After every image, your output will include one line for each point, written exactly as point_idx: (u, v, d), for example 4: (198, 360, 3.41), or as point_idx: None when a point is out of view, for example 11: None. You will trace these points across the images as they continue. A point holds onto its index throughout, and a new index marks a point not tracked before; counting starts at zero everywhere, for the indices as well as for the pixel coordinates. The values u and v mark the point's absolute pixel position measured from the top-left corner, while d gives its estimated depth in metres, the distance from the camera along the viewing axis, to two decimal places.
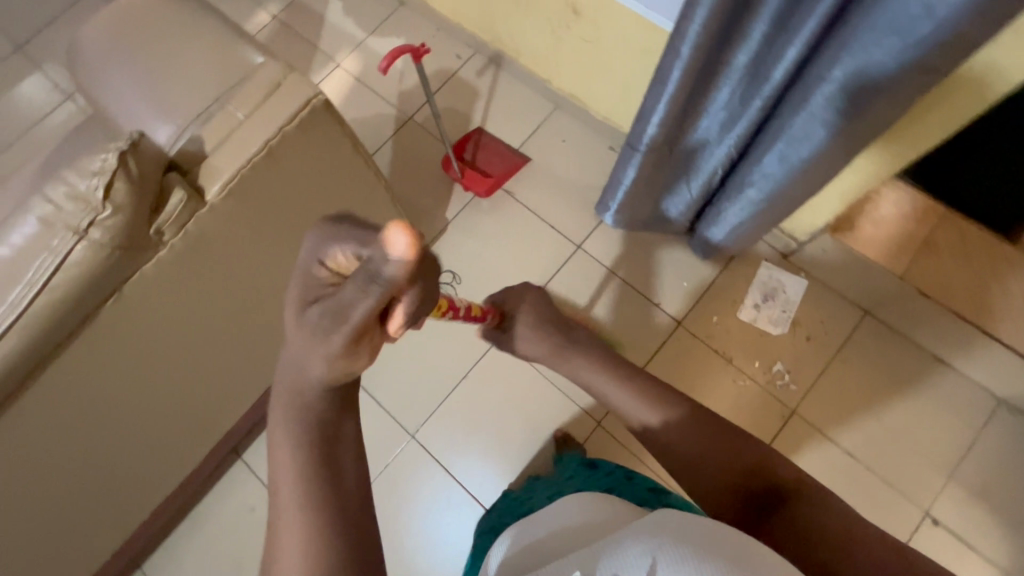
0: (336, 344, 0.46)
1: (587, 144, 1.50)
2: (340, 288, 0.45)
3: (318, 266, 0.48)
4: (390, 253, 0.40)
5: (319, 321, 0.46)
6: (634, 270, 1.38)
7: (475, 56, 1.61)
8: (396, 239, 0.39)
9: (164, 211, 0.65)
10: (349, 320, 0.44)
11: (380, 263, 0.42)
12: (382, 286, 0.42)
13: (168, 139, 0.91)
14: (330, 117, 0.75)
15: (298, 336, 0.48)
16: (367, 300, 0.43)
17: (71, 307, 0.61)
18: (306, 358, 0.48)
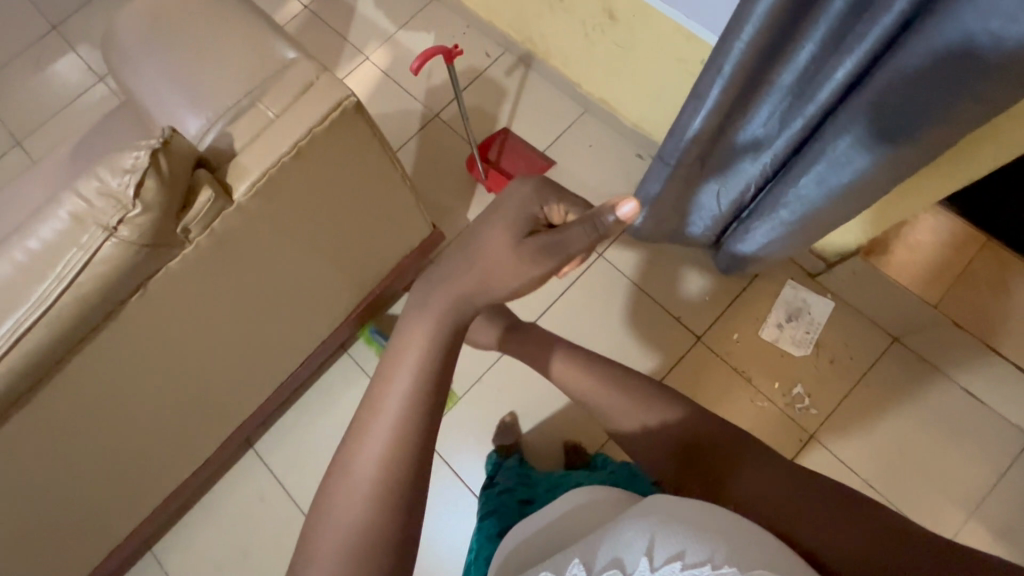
0: (548, 267, 0.67)
1: (614, 150, 1.47)
2: (564, 229, 0.67)
3: (538, 213, 0.70)
4: (622, 212, 0.65)
5: (540, 250, 0.67)
6: (655, 282, 1.35)
7: (505, 55, 1.59)
8: (629, 205, 0.64)
9: (191, 209, 0.65)
10: (565, 251, 0.67)
11: (606, 219, 0.66)
12: (599, 234, 0.67)
13: (197, 131, 0.91)
14: (360, 119, 0.74)
15: (512, 257, 0.67)
16: (582, 237, 0.67)
17: (97, 302, 0.61)
18: (506, 274, 0.67)
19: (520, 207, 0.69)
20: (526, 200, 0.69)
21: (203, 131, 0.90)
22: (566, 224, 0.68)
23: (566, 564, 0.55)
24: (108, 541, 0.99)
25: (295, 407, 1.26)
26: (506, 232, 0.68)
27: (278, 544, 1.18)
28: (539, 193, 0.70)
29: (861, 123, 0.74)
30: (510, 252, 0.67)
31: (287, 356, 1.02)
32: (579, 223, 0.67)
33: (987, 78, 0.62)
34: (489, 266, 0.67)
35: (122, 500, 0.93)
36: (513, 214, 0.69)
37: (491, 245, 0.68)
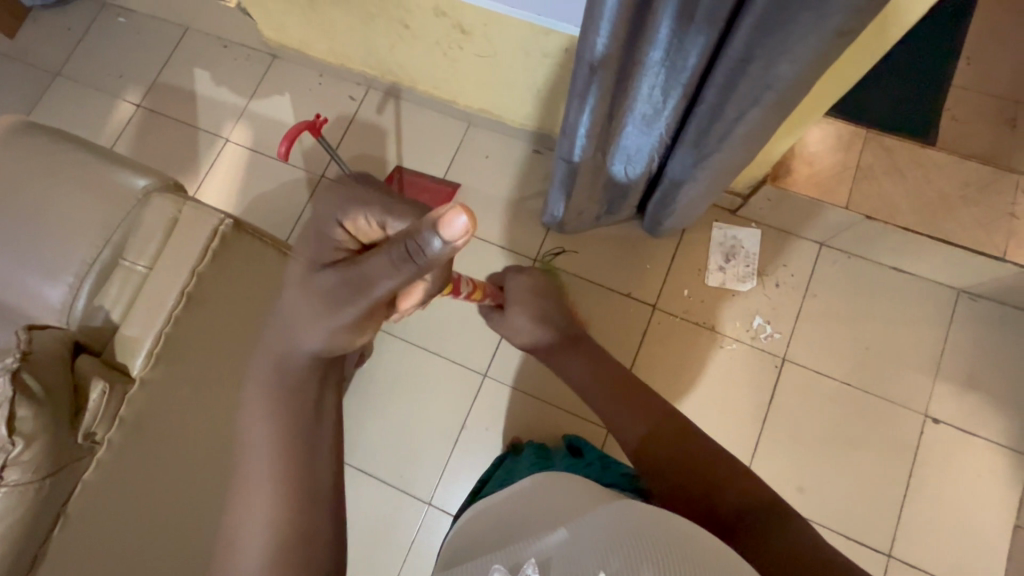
0: (350, 312, 0.52)
1: (512, 154, 1.45)
2: (363, 262, 0.51)
3: (337, 233, 0.57)
4: (441, 232, 0.46)
5: (332, 287, 0.52)
6: (596, 266, 1.35)
7: (370, 93, 1.52)
8: (456, 218, 0.45)
9: (87, 411, 0.62)
10: (367, 290, 0.50)
11: (418, 245, 0.48)
12: (414, 263, 0.48)
13: (37, 294, 0.77)
14: (242, 236, 0.73)
15: (304, 303, 0.53)
16: (389, 269, 0.49)
17: (14, 551, 0.55)
18: (303, 326, 0.53)
19: (325, 228, 0.57)
20: (326, 217, 0.57)
21: (42, 291, 0.77)
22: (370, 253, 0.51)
23: (522, 563, 0.50)
24: None
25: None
26: (302, 266, 0.55)
27: None
28: (348, 203, 0.58)
29: (740, 81, 0.76)
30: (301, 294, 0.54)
31: None
32: (387, 250, 0.49)
33: (839, 17, 0.63)
34: (285, 318, 0.55)
35: None
36: (315, 242, 0.57)
37: (292, 284, 0.56)
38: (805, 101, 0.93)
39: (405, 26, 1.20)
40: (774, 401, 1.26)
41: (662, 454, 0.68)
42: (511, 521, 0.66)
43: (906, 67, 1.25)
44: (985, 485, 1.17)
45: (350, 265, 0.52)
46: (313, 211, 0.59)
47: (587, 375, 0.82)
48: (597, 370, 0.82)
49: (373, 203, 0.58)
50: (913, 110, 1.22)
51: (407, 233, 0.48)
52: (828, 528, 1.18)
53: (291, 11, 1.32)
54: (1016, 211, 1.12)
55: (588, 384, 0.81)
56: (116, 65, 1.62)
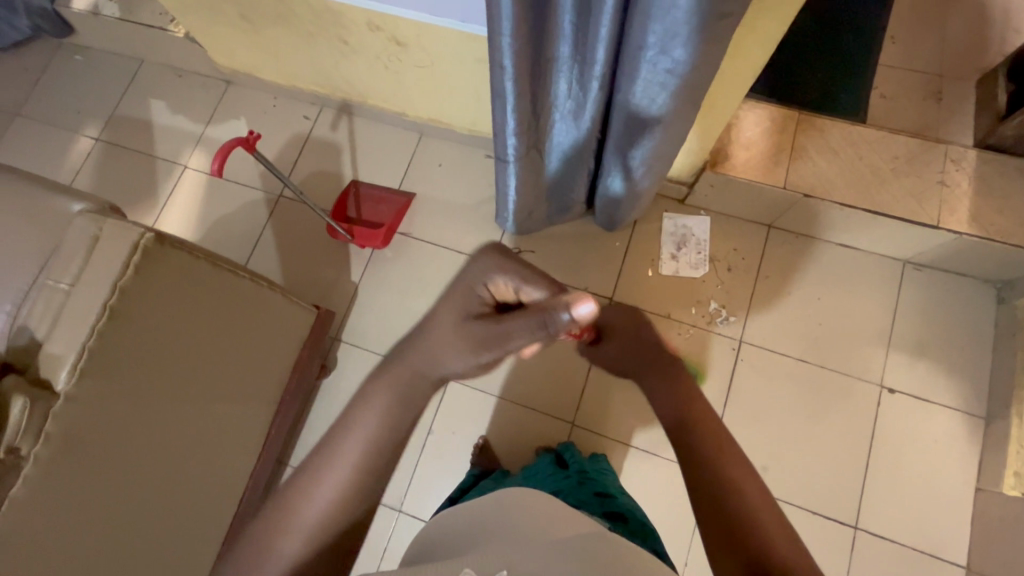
0: (484, 356, 0.61)
1: (464, 160, 1.48)
2: (510, 320, 0.61)
3: (482, 288, 0.65)
4: (577, 312, 0.59)
5: (479, 335, 0.61)
6: (552, 263, 1.37)
7: (323, 111, 1.55)
8: (589, 305, 0.60)
9: (9, 425, 0.63)
10: (508, 344, 0.61)
11: (559, 316, 0.60)
12: (551, 331, 0.61)
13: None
14: (165, 248, 0.75)
15: (453, 338, 0.61)
16: (533, 327, 0.61)
17: None
18: (442, 357, 0.60)
19: (473, 282, 0.65)
20: (482, 272, 0.65)
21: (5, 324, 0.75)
22: (516, 314, 0.62)
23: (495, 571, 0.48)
24: None
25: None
26: (452, 309, 0.63)
27: None
28: (495, 266, 0.65)
29: (642, 68, 0.80)
30: (445, 326, 0.62)
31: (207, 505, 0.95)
32: (529, 315, 0.61)
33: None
34: (426, 342, 0.61)
35: None
36: (464, 289, 0.64)
37: (433, 319, 0.63)
38: (716, 85, 0.97)
39: (343, 42, 1.23)
40: (733, 384, 1.27)
41: (699, 453, 0.60)
42: (467, 533, 0.64)
43: (835, 50, 1.29)
44: (943, 449, 1.18)
45: (501, 317, 0.62)
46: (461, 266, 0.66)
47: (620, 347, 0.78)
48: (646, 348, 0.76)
49: (515, 271, 0.64)
50: (843, 91, 1.26)
51: (555, 307, 0.60)
52: (792, 503, 1.19)
53: (236, 37, 1.35)
54: (946, 179, 1.16)
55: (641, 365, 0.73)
56: (74, 101, 1.65)
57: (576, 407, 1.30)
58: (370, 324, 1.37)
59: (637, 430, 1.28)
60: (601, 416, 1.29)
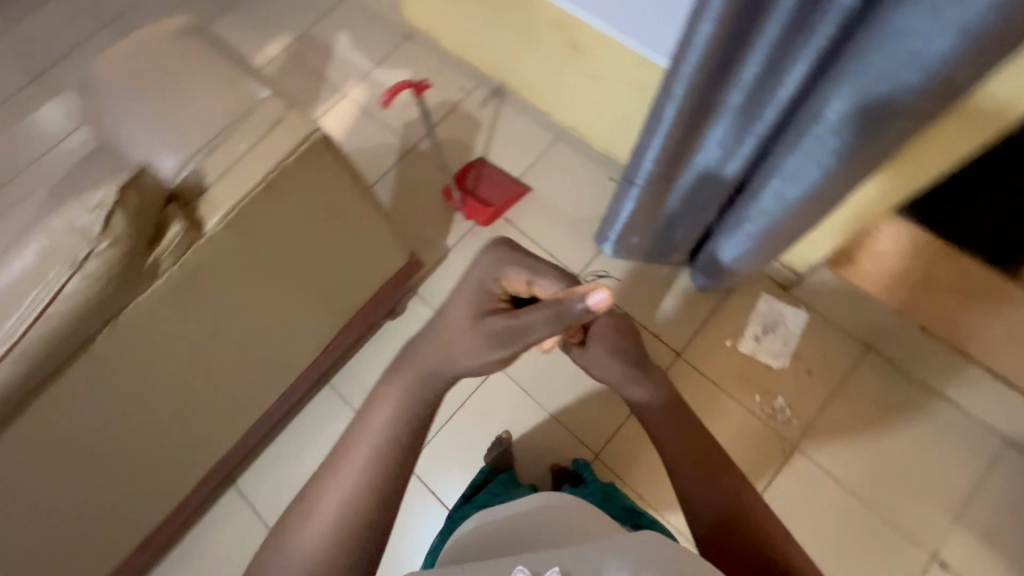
0: (502, 352, 0.65)
1: (587, 174, 1.52)
2: (521, 317, 0.63)
3: (494, 285, 0.69)
4: (585, 303, 0.55)
5: (493, 332, 0.65)
6: (633, 297, 1.37)
7: (479, 88, 1.65)
8: (595, 297, 0.54)
9: (162, 243, 0.69)
10: (518, 340, 0.62)
11: (565, 308, 0.57)
12: (561, 325, 0.59)
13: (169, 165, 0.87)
14: (327, 150, 0.80)
15: (467, 336, 0.66)
16: (543, 325, 0.60)
17: (70, 333, 0.65)
18: (461, 354, 0.66)
19: (485, 279, 0.69)
20: (490, 269, 0.68)
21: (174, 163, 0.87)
22: (527, 309, 0.63)
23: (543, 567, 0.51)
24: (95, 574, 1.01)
25: (286, 431, 1.31)
26: (467, 306, 0.68)
27: None
28: (505, 263, 0.68)
29: (806, 140, 0.79)
30: (461, 325, 0.67)
31: (260, 384, 1.04)
32: (538, 310, 0.61)
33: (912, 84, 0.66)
34: (443, 341, 0.68)
35: (100, 535, 0.94)
36: (476, 287, 0.69)
37: (451, 318, 0.69)
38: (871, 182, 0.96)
39: (525, 32, 1.31)
40: (772, 486, 1.20)
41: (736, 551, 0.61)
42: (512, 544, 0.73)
43: None
44: None
45: (514, 313, 0.65)
46: (473, 266, 0.70)
47: (645, 396, 0.71)
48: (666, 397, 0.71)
49: (525, 266, 0.67)
50: None
51: (560, 301, 0.58)
52: None
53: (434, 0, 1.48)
54: None
55: (659, 416, 0.70)
56: (279, 12, 1.86)
57: (605, 442, 1.29)
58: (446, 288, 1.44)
59: (656, 490, 1.23)
60: (626, 461, 1.27)
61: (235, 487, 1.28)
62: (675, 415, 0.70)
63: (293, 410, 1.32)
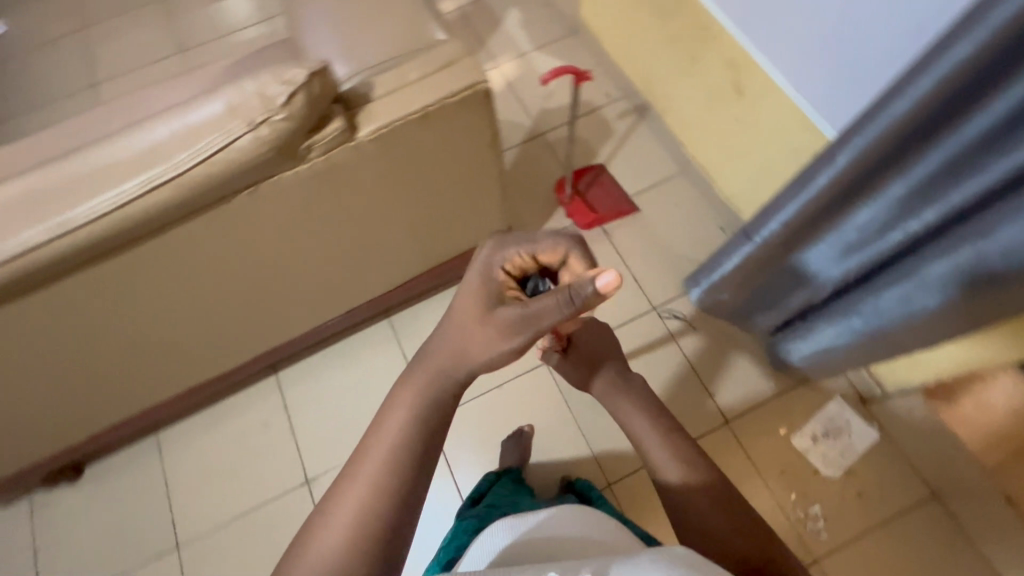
0: (517, 341, 0.63)
1: (699, 216, 1.48)
2: (533, 303, 0.62)
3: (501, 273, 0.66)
4: (597, 282, 0.57)
5: (508, 321, 0.63)
6: (701, 350, 1.34)
7: (623, 99, 1.65)
8: (607, 275, 0.57)
9: (321, 133, 0.73)
10: (533, 326, 0.62)
11: (580, 288, 0.59)
12: (576, 307, 0.60)
13: (342, 75, 0.94)
14: (482, 103, 0.83)
15: (481, 326, 0.64)
16: (559, 309, 0.60)
17: (219, 183, 0.70)
18: (476, 345, 0.64)
19: (492, 268, 0.66)
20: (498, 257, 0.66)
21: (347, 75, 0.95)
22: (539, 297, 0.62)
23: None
24: (142, 403, 1.10)
25: (336, 345, 1.39)
26: (478, 297, 0.66)
27: (269, 467, 1.29)
28: (513, 249, 0.66)
29: (962, 251, 0.74)
30: (477, 321, 0.65)
31: (336, 297, 1.10)
32: (551, 295, 0.61)
33: None
34: (456, 334, 0.65)
35: (161, 371, 1.03)
36: (484, 277, 0.66)
37: (461, 310, 0.66)
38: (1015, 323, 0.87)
39: (695, 60, 1.29)
40: None
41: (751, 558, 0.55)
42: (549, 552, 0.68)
43: None
44: None
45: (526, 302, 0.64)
46: (479, 257, 0.68)
47: (632, 410, 0.65)
48: (651, 408, 0.65)
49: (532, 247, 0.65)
50: None
51: (574, 283, 0.59)
52: None
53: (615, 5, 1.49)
54: None
55: (648, 434, 0.63)
56: None
57: (623, 476, 1.26)
58: None
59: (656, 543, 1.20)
60: (636, 504, 1.23)
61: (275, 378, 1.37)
62: (663, 428, 0.63)
63: (350, 329, 1.38)
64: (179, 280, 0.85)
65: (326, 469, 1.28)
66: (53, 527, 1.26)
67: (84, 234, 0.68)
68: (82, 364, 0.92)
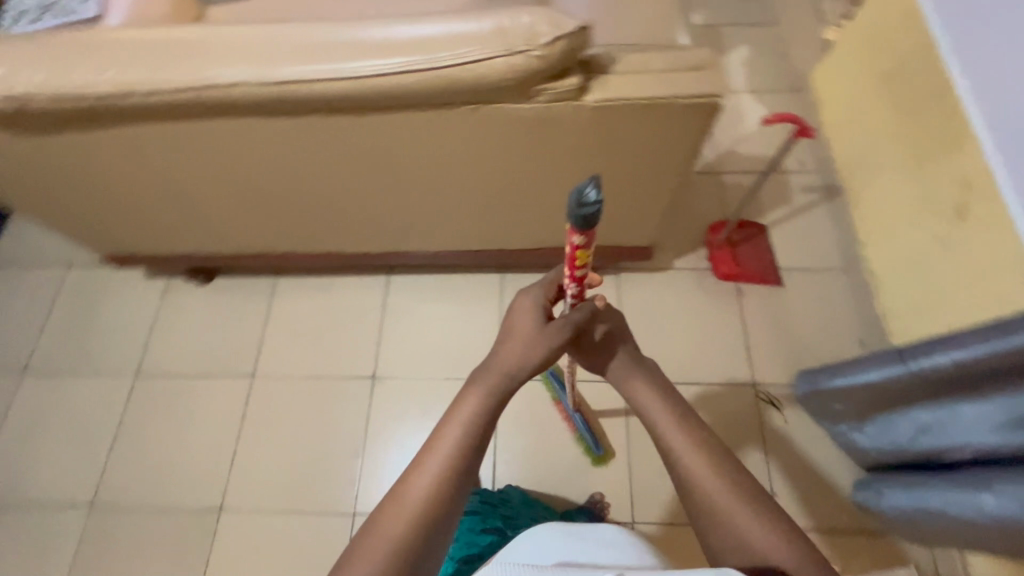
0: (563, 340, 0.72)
1: (842, 319, 1.38)
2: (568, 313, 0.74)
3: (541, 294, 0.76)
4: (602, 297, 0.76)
5: (555, 327, 0.72)
6: (782, 447, 1.26)
7: (815, 174, 1.56)
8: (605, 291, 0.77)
9: (556, 84, 0.78)
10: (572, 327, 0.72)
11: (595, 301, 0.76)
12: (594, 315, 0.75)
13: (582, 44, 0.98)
14: (705, 115, 0.83)
15: (532, 332, 0.71)
16: (588, 317, 0.73)
17: (456, 91, 0.76)
18: (530, 347, 0.70)
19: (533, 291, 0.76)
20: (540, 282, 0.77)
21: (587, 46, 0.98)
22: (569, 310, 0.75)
23: None
24: (284, 248, 1.24)
25: (448, 276, 1.47)
26: (527, 312, 0.74)
27: (348, 350, 1.40)
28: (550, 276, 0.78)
29: None
30: (537, 344, 0.71)
31: (477, 234, 1.16)
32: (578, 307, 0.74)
33: None
34: (512, 340, 0.71)
35: (313, 229, 1.15)
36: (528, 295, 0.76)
37: (516, 324, 0.73)
38: None
39: None
40: None
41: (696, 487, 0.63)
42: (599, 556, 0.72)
43: None
44: None
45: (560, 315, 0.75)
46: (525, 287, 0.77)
47: (651, 401, 0.70)
48: (666, 398, 0.70)
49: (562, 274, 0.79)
50: None
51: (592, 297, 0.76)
52: None
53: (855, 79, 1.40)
54: None
55: (648, 398, 0.70)
56: None
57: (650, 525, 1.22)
58: (639, 295, 1.44)
59: None
60: None
61: (384, 279, 1.48)
62: (666, 403, 0.69)
63: (465, 269, 1.46)
64: (373, 161, 0.94)
65: (393, 375, 1.36)
66: (172, 315, 1.47)
67: (331, 87, 0.75)
68: (264, 195, 1.04)
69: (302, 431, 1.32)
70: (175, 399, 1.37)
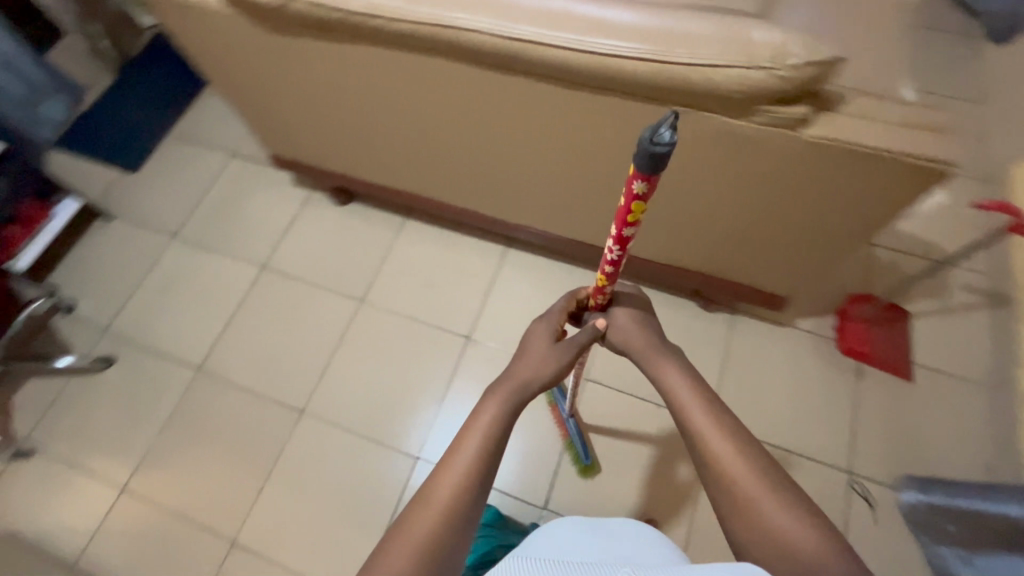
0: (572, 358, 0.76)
1: (970, 437, 1.25)
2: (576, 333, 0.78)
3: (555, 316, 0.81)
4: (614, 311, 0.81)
5: (566, 345, 0.76)
6: (862, 546, 1.17)
7: (984, 276, 1.41)
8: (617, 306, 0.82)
9: (781, 109, 0.75)
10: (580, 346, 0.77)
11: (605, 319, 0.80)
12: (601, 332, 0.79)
13: None
14: (925, 180, 0.77)
15: (545, 349, 0.75)
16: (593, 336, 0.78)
17: (676, 89, 0.76)
18: (546, 363, 0.73)
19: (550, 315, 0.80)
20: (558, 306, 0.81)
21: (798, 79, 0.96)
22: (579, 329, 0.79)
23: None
24: (431, 193, 1.29)
25: (564, 265, 1.47)
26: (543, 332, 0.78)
27: (451, 305, 1.44)
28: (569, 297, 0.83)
29: None
30: (550, 360, 0.74)
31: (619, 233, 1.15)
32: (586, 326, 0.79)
33: None
34: (526, 357, 0.74)
35: (466, 183, 1.19)
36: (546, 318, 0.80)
37: (530, 344, 0.76)
38: None
39: None
40: None
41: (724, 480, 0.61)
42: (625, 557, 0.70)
43: None
44: None
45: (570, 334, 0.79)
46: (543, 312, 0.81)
47: (679, 387, 0.69)
48: (693, 384, 0.69)
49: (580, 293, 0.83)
50: None
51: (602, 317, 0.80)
52: None
53: None
54: None
55: (676, 385, 0.69)
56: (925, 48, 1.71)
57: None
58: (751, 342, 1.38)
59: None
60: None
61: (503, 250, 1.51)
62: (694, 389, 0.68)
63: (581, 262, 1.46)
64: (554, 136, 0.95)
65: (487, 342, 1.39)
66: (305, 224, 1.58)
67: (557, 56, 0.78)
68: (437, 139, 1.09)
69: (388, 365, 1.39)
70: (288, 301, 1.48)
